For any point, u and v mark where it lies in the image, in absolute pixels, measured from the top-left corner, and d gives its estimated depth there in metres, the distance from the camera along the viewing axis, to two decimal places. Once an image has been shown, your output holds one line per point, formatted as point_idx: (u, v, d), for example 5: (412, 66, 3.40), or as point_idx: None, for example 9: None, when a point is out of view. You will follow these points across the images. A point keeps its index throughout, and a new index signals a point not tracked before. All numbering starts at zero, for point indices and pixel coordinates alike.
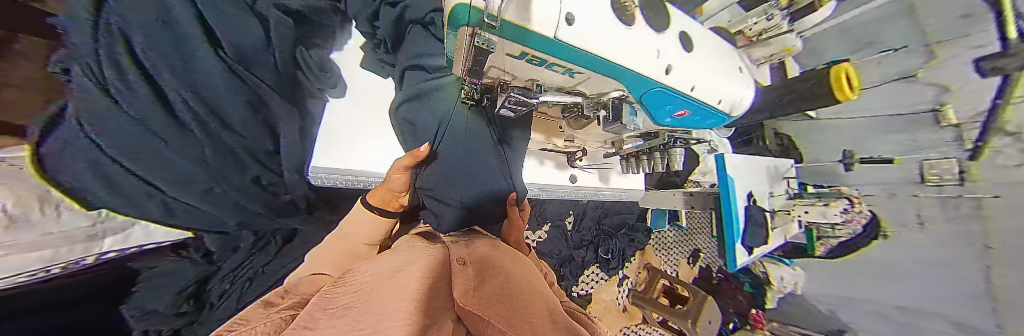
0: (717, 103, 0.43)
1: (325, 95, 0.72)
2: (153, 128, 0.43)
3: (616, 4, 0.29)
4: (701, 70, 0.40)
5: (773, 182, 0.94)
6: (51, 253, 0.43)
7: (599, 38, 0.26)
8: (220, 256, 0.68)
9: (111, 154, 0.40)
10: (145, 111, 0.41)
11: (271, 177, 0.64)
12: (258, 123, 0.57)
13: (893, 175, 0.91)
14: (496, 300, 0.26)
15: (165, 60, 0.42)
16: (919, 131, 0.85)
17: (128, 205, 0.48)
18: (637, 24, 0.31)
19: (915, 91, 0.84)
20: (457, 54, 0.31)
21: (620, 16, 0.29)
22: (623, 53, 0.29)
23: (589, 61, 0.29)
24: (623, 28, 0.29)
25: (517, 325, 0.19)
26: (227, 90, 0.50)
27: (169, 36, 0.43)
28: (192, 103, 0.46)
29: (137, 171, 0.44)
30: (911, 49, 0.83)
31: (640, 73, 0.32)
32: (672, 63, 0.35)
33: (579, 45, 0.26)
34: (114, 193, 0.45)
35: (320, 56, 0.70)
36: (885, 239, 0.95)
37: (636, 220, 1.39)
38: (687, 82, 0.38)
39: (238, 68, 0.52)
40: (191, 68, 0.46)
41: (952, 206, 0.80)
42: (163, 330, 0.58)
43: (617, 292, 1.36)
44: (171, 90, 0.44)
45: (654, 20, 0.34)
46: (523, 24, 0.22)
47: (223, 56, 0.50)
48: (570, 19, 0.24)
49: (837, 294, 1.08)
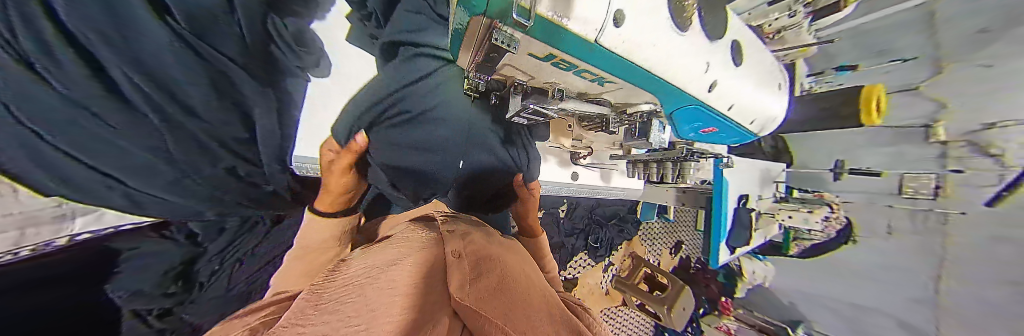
0: (750, 124, 0.42)
1: (307, 75, 0.71)
2: (92, 110, 0.41)
3: (675, 4, 0.25)
4: (743, 85, 0.36)
5: (764, 185, 0.96)
6: (17, 235, 0.46)
7: (644, 44, 0.23)
8: (206, 238, 0.66)
9: (51, 142, 0.39)
10: (80, 89, 0.39)
11: (249, 168, 0.63)
12: (222, 106, 0.55)
13: (874, 185, 0.93)
14: (494, 295, 0.25)
15: (94, 24, 0.39)
16: (909, 144, 0.86)
17: (87, 194, 0.47)
18: (690, 30, 0.27)
19: (916, 105, 0.84)
20: (468, 42, 0.26)
21: (676, 21, 0.25)
22: (667, 63, 0.26)
23: (626, 70, 0.26)
24: (677, 34, 0.25)
25: (517, 322, 0.19)
26: (177, 60, 0.47)
27: (102, 5, 0.39)
28: (140, 81, 0.44)
29: (83, 159, 0.43)
30: (920, 60, 0.81)
31: (682, 90, 0.30)
32: (718, 78, 0.32)
33: (621, 51, 0.22)
34: (65, 182, 0.44)
35: (298, 27, 0.66)
36: (853, 244, 1.01)
37: (627, 212, 1.46)
38: (725, 101, 0.35)
39: (192, 38, 0.49)
40: (130, 35, 0.42)
41: (920, 219, 0.84)
42: (152, 309, 0.59)
43: (602, 277, 1.42)
44: (113, 66, 0.42)
45: (709, 28, 0.30)
46: (562, 22, 0.17)
47: (173, 24, 0.47)
48: (618, 20, 0.20)
49: (802, 289, 1.17)
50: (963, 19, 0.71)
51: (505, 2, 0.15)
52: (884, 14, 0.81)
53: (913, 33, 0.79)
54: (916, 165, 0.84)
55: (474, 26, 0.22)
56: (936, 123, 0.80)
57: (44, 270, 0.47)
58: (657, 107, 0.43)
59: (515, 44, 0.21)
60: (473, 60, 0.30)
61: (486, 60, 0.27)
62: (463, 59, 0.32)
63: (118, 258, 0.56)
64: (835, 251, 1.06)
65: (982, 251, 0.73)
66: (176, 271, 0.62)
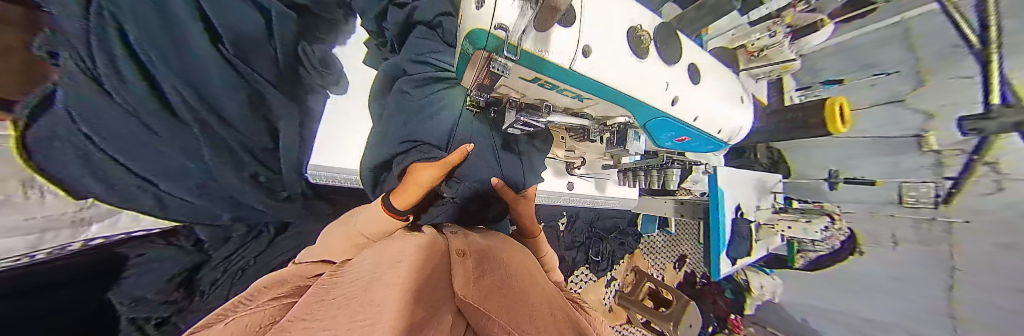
0: (716, 133, 0.45)
1: (327, 92, 0.80)
2: (135, 113, 0.49)
3: (633, 37, 0.29)
4: (706, 101, 0.40)
5: (760, 196, 0.97)
6: (36, 238, 0.46)
7: (610, 70, 0.27)
8: (211, 246, 0.70)
9: (104, 149, 0.47)
10: (142, 101, 0.49)
11: (269, 175, 0.72)
12: (253, 119, 0.65)
13: (873, 196, 0.94)
14: (497, 293, 0.27)
15: (159, 49, 0.48)
16: (905, 154, 0.86)
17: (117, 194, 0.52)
18: (649, 57, 0.31)
19: (904, 116, 0.84)
20: (470, 66, 0.30)
21: (633, 50, 0.29)
22: (632, 84, 0.30)
23: (599, 92, 0.29)
24: (636, 61, 0.29)
25: (518, 321, 0.20)
26: (218, 75, 0.57)
27: (172, 44, 0.50)
28: (182, 90, 0.52)
29: (123, 161, 0.49)
30: (902, 74, 0.83)
31: (650, 105, 0.33)
32: (680, 94, 0.36)
33: (592, 75, 0.26)
34: (100, 180, 0.48)
35: (322, 52, 0.77)
36: (861, 256, 0.99)
37: (627, 224, 1.45)
38: (691, 113, 0.39)
39: (235, 61, 0.60)
40: (186, 58, 0.52)
41: (924, 228, 0.83)
42: (151, 317, 0.58)
43: (605, 292, 1.39)
44: (169, 84, 0.51)
45: (667, 53, 0.34)
46: (540, 54, 0.23)
47: (223, 50, 0.58)
48: (587, 51, 0.25)
49: (810, 304, 1.14)
50: (935, 39, 0.75)
51: (499, 40, 0.22)
52: (868, 30, 0.86)
53: (894, 48, 0.82)
54: (913, 174, 0.84)
55: (476, 54, 0.26)
56: (926, 133, 0.80)
57: (58, 270, 0.47)
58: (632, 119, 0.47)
59: (508, 70, 0.25)
60: (473, 82, 0.34)
61: (484, 82, 0.31)
62: (465, 79, 0.36)
63: (126, 263, 0.58)
64: (841, 264, 1.04)
65: (991, 261, 0.71)
66: (179, 278, 0.64)
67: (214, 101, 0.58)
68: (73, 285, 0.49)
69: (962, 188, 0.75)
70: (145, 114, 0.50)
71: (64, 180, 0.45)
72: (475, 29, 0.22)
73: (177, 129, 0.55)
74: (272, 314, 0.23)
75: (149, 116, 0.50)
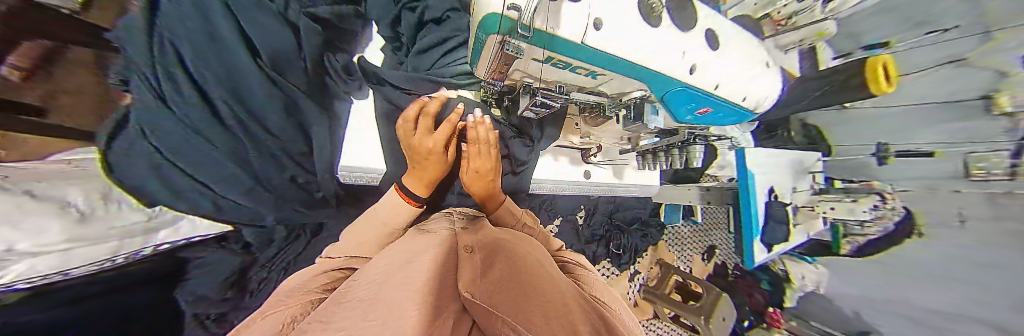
0: (739, 101, 0.43)
1: (351, 98, 0.73)
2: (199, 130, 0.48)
3: (644, 6, 0.29)
4: (724, 64, 0.39)
5: (797, 177, 0.90)
6: (116, 245, 0.47)
7: (623, 40, 0.27)
8: (258, 248, 0.74)
9: (166, 157, 0.47)
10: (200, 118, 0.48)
11: (307, 176, 0.68)
12: (293, 129, 0.62)
13: (935, 170, 0.84)
14: (508, 290, 0.24)
15: (211, 68, 0.48)
16: (975, 119, 0.78)
17: (182, 201, 0.54)
18: (661, 25, 0.30)
19: (970, 75, 0.77)
20: (485, 58, 0.32)
21: (646, 18, 0.29)
22: (645, 54, 0.29)
23: (616, 65, 0.30)
24: (647, 30, 0.29)
25: (529, 317, 0.18)
26: (265, 93, 0.55)
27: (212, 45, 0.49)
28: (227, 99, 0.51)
29: (189, 171, 0.50)
30: (963, 29, 0.75)
31: (664, 75, 0.33)
32: (696, 61, 0.35)
33: (605, 49, 0.27)
34: (168, 189, 0.51)
35: (345, 60, 0.73)
36: (920, 237, 0.89)
37: (650, 215, 1.37)
38: (711, 80, 0.37)
39: (274, 74, 0.57)
40: (236, 74, 0.52)
41: (1000, 204, 0.75)
42: (212, 311, 0.67)
43: (628, 287, 1.34)
44: (219, 99, 0.50)
45: (678, 19, 0.33)
46: (551, 31, 0.24)
47: (261, 63, 0.56)
48: (597, 25, 0.25)
49: (860, 293, 1.05)
50: None
51: (513, 21, 0.23)
52: None
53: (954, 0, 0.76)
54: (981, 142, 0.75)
55: (489, 43, 0.27)
56: (996, 93, 0.73)
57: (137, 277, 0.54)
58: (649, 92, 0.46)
59: (522, 52, 0.27)
60: (488, 70, 0.35)
61: (500, 65, 0.32)
62: (480, 70, 0.37)
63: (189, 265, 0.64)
64: (897, 248, 0.94)
65: None
66: (234, 276, 0.70)
67: (261, 116, 0.57)
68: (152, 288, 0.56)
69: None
70: (203, 126, 0.49)
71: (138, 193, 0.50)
72: (488, 14, 0.23)
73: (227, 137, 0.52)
74: (284, 323, 0.23)
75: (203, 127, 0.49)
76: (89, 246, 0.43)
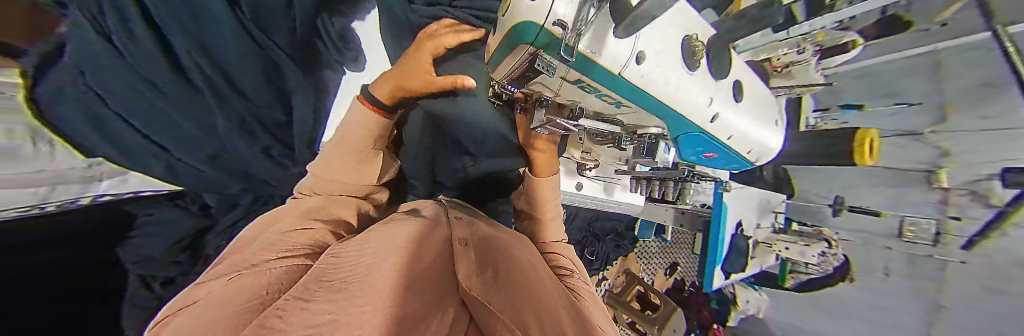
0: (747, 153, 0.45)
1: (342, 68, 0.81)
2: (158, 86, 0.54)
3: (688, 47, 0.28)
4: (744, 119, 0.40)
5: (762, 214, 0.97)
6: (47, 190, 0.49)
7: (659, 81, 0.26)
8: (217, 211, 0.73)
9: (121, 116, 0.52)
10: (148, 61, 0.51)
11: (280, 149, 0.76)
12: (265, 90, 0.67)
13: (875, 227, 0.94)
14: (502, 288, 0.25)
15: (174, 14, 0.51)
16: (910, 188, 0.87)
17: (125, 158, 0.56)
18: (700, 69, 0.30)
19: (919, 149, 0.85)
20: (507, 61, 0.29)
21: (687, 61, 0.28)
22: (676, 95, 0.29)
23: (644, 101, 0.29)
24: (687, 73, 0.29)
25: (521, 322, 0.19)
26: (236, 55, 0.60)
27: (184, 3, 0.52)
28: (194, 55, 0.55)
29: (139, 127, 0.54)
30: (926, 105, 0.82)
31: (686, 120, 0.33)
32: (721, 112, 0.35)
33: (640, 84, 0.26)
34: (116, 148, 0.54)
35: (343, 26, 0.77)
36: (851, 282, 1.01)
37: (625, 228, 1.47)
38: (726, 132, 0.39)
39: (257, 34, 0.62)
40: (203, 30, 0.55)
41: (917, 263, 0.86)
42: (158, 276, 0.63)
43: (595, 291, 1.40)
44: (183, 48, 0.54)
45: (716, 67, 0.33)
46: (593, 56, 0.22)
47: (239, 16, 0.59)
48: (640, 58, 0.24)
49: (792, 322, 1.18)
50: (965, 69, 0.73)
51: (555, 37, 0.20)
52: (893, 57, 0.84)
53: (922, 79, 0.81)
54: (916, 209, 0.86)
55: (519, 49, 0.24)
56: (938, 169, 0.81)
57: (62, 226, 0.49)
58: (663, 132, 0.48)
59: (551, 68, 0.24)
60: (507, 75, 0.33)
61: (520, 76, 0.31)
62: (496, 71, 0.34)
63: (137, 221, 0.61)
64: (831, 287, 1.06)
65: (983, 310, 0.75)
66: (185, 241, 0.68)
67: (232, 78, 0.61)
68: (72, 243, 0.50)
69: (987, 235, 0.73)
70: (148, 72, 0.52)
71: (80, 143, 0.50)
72: (522, 21, 0.20)
73: (185, 94, 0.58)
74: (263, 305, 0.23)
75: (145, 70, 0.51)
76: (17, 186, 0.46)
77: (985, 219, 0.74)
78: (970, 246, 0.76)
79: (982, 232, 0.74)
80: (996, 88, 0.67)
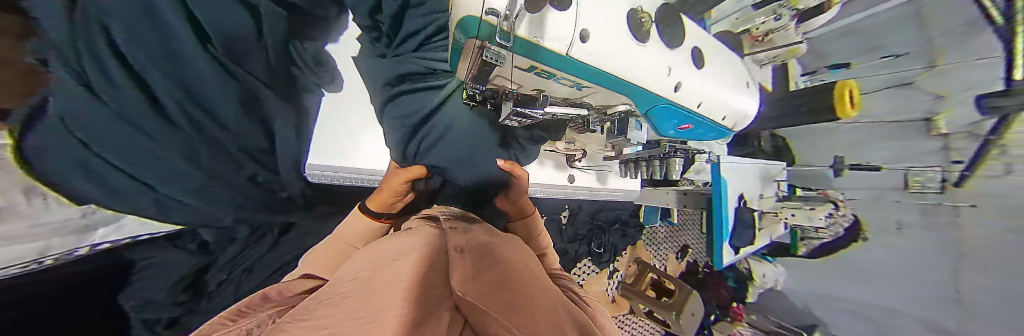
0: (721, 119, 0.45)
1: (320, 90, 0.76)
2: (145, 130, 0.43)
3: (633, 18, 0.29)
4: (709, 85, 0.40)
5: (764, 184, 0.96)
6: (43, 245, 0.39)
7: (609, 56, 0.27)
8: (217, 247, 0.67)
9: (104, 156, 0.39)
10: (129, 104, 0.41)
11: (267, 174, 0.67)
12: (249, 121, 0.59)
13: (880, 183, 0.94)
14: (498, 291, 0.25)
15: (148, 53, 0.42)
16: (914, 140, 0.87)
17: (123, 201, 0.46)
18: (649, 40, 0.31)
19: (915, 97, 0.86)
20: (464, 57, 0.30)
21: (633, 31, 0.29)
22: (632, 68, 0.30)
23: (599, 79, 0.30)
24: (636, 44, 0.29)
25: (520, 320, 0.19)
26: (217, 84, 0.52)
27: (161, 45, 0.44)
28: (180, 100, 0.48)
29: (124, 166, 0.42)
30: (910, 55, 0.85)
31: (650, 92, 0.33)
32: (682, 80, 0.36)
33: (591, 61, 0.26)
34: (103, 188, 0.42)
35: (315, 49, 0.71)
36: (864, 242, 1.00)
37: (630, 216, 1.45)
38: (695, 99, 0.39)
39: (226, 61, 0.53)
40: (179, 67, 0.47)
41: (930, 213, 0.84)
42: (163, 318, 0.56)
43: (607, 284, 1.37)
44: (163, 90, 0.45)
45: (667, 37, 0.34)
46: (534, 40, 0.23)
47: (212, 50, 0.51)
48: (584, 37, 0.25)
49: (812, 290, 1.15)
50: (948, 17, 0.76)
51: (492, 26, 0.22)
52: (875, 11, 0.88)
53: (906, 28, 0.83)
54: (920, 158, 0.85)
55: (469, 44, 0.25)
56: (935, 117, 0.82)
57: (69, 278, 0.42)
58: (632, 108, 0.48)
59: (502, 59, 0.25)
60: (468, 73, 0.34)
61: (478, 74, 0.32)
62: (459, 72, 0.35)
63: (135, 265, 0.53)
64: (845, 250, 1.05)
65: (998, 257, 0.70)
66: (188, 278, 0.62)
67: (213, 109, 0.53)
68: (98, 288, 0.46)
69: (974, 172, 0.74)
70: (135, 113, 0.41)
71: (78, 194, 0.39)
72: (465, 17, 0.22)
73: (174, 136, 0.48)
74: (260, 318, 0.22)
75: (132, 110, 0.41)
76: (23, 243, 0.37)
77: (970, 155, 0.75)
78: (961, 181, 0.77)
79: (975, 160, 0.74)
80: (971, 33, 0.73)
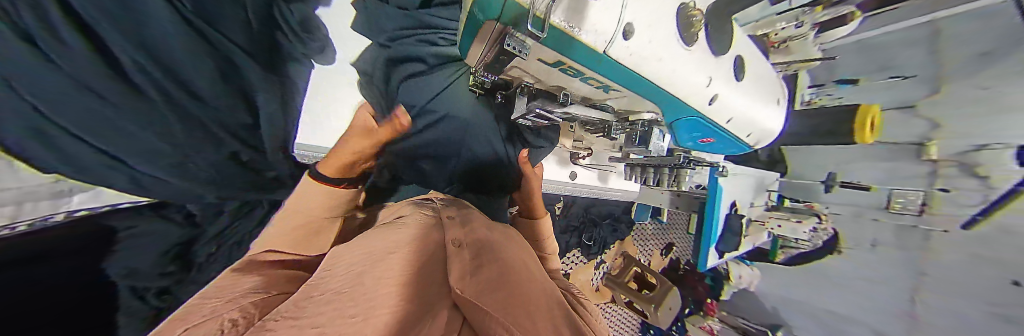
0: (745, 137, 0.44)
1: (311, 62, 0.67)
2: (99, 91, 0.38)
3: (684, 18, 0.27)
4: (744, 100, 0.38)
5: (757, 193, 0.98)
6: (13, 210, 0.41)
7: (650, 58, 0.24)
8: (205, 219, 0.62)
9: (60, 123, 0.36)
10: (85, 69, 0.35)
11: (252, 153, 0.60)
12: (230, 92, 0.53)
13: (863, 200, 0.97)
14: (497, 288, 0.24)
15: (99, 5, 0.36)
16: (903, 162, 0.90)
17: (92, 177, 0.43)
18: (695, 45, 0.29)
19: (910, 123, 0.89)
20: (477, 41, 0.26)
21: (683, 35, 0.27)
22: (671, 75, 0.27)
23: (632, 82, 0.27)
24: (683, 48, 0.27)
25: (520, 319, 0.18)
26: (184, 47, 0.45)
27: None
28: (144, 62, 0.41)
29: (93, 141, 0.40)
30: (919, 78, 0.85)
31: (686, 103, 0.31)
32: (719, 92, 0.34)
33: (630, 64, 0.23)
34: (68, 163, 0.40)
35: (303, 14, 0.63)
36: (839, 254, 1.04)
37: (622, 212, 1.48)
38: (726, 114, 0.37)
39: (200, 24, 0.47)
40: (147, 32, 0.41)
41: (904, 234, 0.90)
42: (151, 289, 0.53)
43: (593, 273, 1.41)
44: (121, 51, 0.39)
45: (716, 43, 0.32)
46: (571, 31, 0.19)
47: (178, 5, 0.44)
48: (627, 32, 0.22)
49: (783, 294, 1.20)
50: (960, 43, 0.77)
51: (522, 8, 0.17)
52: (887, 30, 0.87)
53: (916, 49, 0.84)
54: (907, 182, 0.89)
55: (488, 27, 0.22)
56: (928, 142, 0.85)
57: (61, 242, 0.43)
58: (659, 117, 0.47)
59: (525, 49, 0.22)
60: (481, 61, 0.31)
61: (494, 63, 0.29)
62: (470, 58, 0.33)
63: (119, 235, 0.51)
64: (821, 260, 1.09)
65: (957, 281, 0.80)
66: (175, 250, 0.57)
67: (186, 79, 0.47)
68: (91, 256, 0.46)
69: (989, 214, 0.75)
70: (89, 79, 0.36)
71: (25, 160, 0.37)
72: None
73: (141, 104, 0.42)
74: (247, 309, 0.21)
75: (85, 78, 0.36)
76: None
77: (995, 196, 0.74)
78: (970, 225, 0.78)
79: (995, 204, 0.74)
80: (1009, 46, 0.70)
